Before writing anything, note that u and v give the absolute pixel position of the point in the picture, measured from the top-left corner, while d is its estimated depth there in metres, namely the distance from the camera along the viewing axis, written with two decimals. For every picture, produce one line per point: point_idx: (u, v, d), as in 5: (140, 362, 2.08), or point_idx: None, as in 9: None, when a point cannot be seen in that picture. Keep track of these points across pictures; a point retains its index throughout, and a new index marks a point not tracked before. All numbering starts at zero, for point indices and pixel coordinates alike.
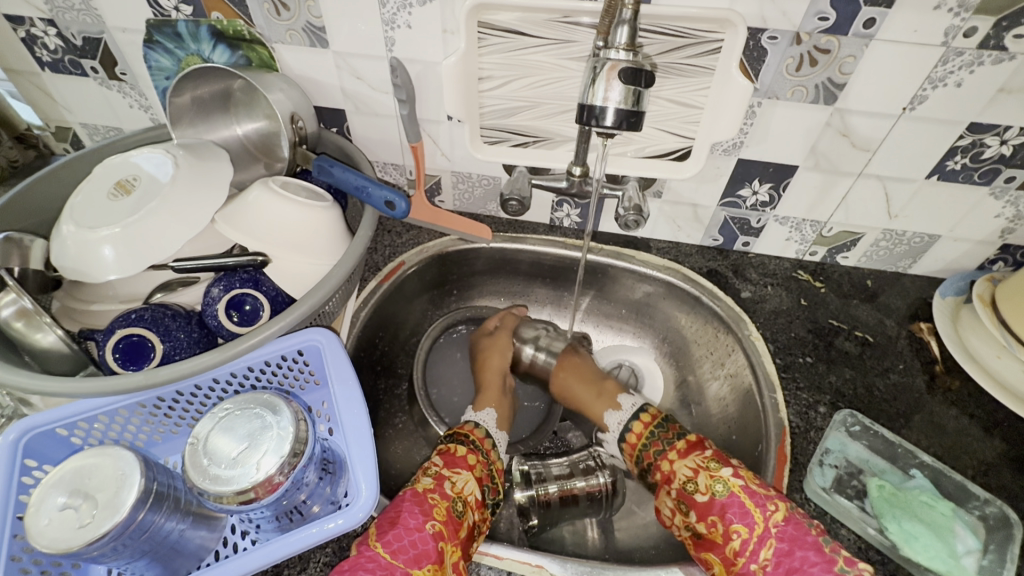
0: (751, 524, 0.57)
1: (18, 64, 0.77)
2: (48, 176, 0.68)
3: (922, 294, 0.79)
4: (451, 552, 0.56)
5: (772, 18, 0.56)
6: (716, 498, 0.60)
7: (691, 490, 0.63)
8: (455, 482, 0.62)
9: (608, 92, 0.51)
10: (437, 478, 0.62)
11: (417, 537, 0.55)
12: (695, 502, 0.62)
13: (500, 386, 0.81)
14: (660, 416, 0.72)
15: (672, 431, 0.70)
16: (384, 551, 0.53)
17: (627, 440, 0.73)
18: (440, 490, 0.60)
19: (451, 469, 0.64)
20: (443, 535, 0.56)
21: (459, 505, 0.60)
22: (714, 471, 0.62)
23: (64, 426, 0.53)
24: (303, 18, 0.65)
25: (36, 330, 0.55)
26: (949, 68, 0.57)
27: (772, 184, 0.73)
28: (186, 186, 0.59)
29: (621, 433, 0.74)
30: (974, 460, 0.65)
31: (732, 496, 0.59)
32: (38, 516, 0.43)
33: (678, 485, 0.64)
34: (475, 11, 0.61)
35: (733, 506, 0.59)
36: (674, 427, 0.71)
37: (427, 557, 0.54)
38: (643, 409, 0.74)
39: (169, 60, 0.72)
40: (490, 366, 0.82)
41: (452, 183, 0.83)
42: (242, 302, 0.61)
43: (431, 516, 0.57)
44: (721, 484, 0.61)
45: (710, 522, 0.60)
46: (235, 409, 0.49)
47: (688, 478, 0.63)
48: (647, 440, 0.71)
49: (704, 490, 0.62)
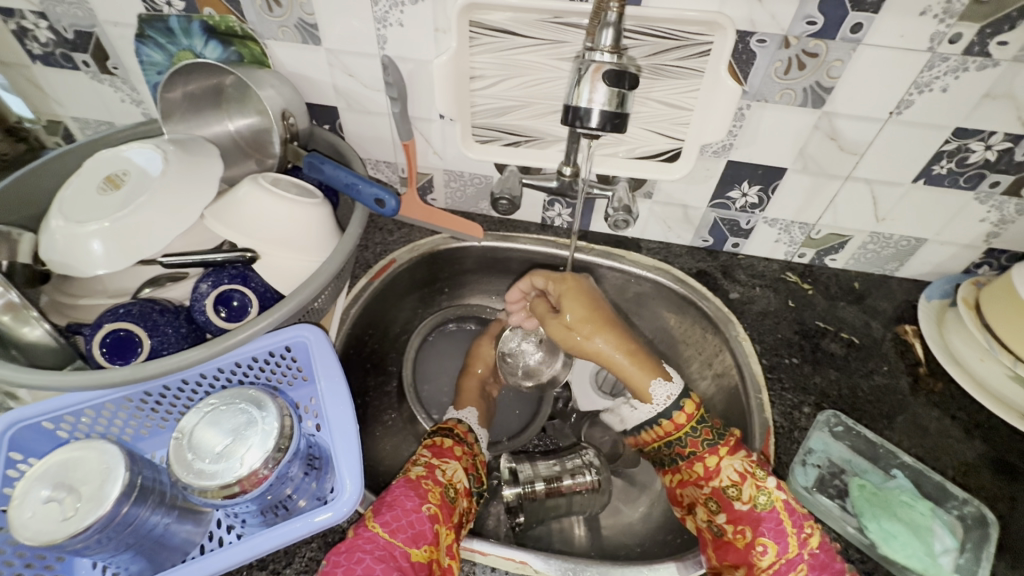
0: (783, 544, 0.56)
1: (9, 57, 0.76)
2: (37, 169, 0.68)
3: (908, 297, 0.80)
4: (445, 535, 0.57)
5: (760, 21, 0.57)
6: (756, 510, 0.58)
7: (732, 495, 0.59)
8: (445, 470, 0.63)
9: (593, 93, 0.51)
10: (428, 467, 0.62)
11: (415, 518, 0.55)
12: (732, 508, 0.59)
13: (479, 390, 0.83)
14: (701, 412, 0.63)
15: (716, 426, 0.64)
16: (383, 531, 0.54)
17: (653, 430, 0.65)
18: (433, 477, 0.61)
19: (440, 459, 0.64)
20: (438, 518, 0.57)
21: (451, 491, 0.61)
22: (760, 482, 0.58)
23: (50, 420, 0.53)
24: (295, 14, 0.65)
25: (24, 324, 0.54)
26: (935, 73, 0.58)
27: (761, 185, 0.73)
28: (174, 181, 0.59)
29: (636, 428, 0.67)
30: (955, 461, 0.66)
31: (772, 512, 0.57)
32: (22, 508, 0.43)
33: (718, 484, 0.60)
34: (467, 10, 0.61)
35: (771, 521, 0.57)
36: (718, 422, 0.64)
37: (424, 537, 0.54)
38: (687, 395, 0.64)
39: (161, 54, 0.72)
40: (474, 369, 0.85)
41: (444, 181, 0.83)
42: (230, 298, 0.61)
43: (427, 499, 0.57)
44: (766, 496, 0.58)
45: (738, 528, 0.58)
46: (221, 404, 0.49)
47: (732, 482, 0.60)
48: (686, 434, 0.63)
49: (745, 499, 0.58)
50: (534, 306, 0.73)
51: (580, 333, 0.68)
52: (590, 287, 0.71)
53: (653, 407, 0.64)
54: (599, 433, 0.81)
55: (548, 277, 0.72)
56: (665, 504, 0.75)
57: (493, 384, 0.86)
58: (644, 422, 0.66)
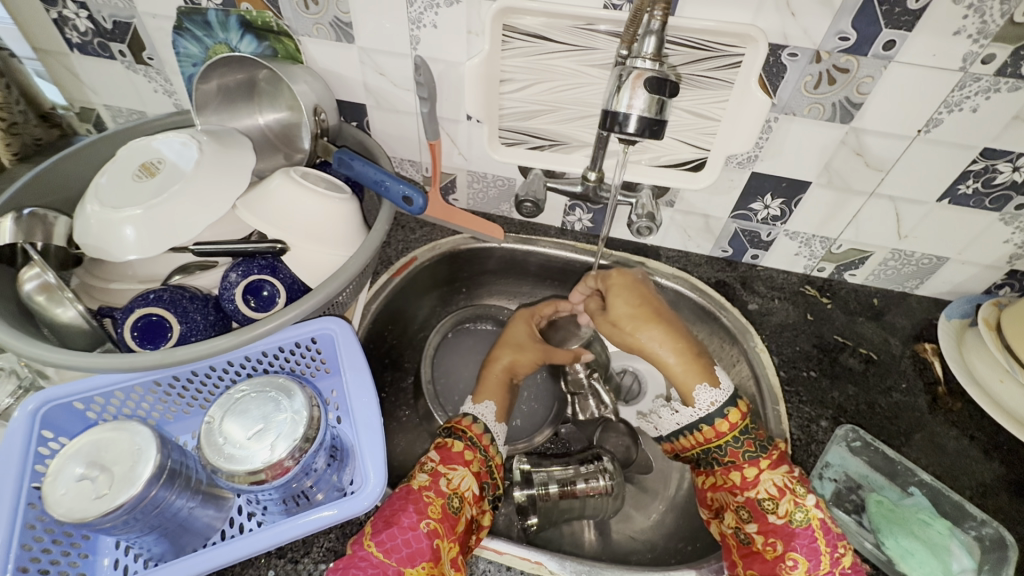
0: (815, 562, 0.56)
1: (48, 44, 0.78)
2: (72, 155, 0.70)
3: (928, 315, 0.80)
4: (448, 548, 0.55)
5: (793, 35, 0.57)
6: (792, 526, 0.57)
7: (767, 508, 0.58)
8: (451, 479, 0.59)
9: (633, 99, 0.52)
10: (433, 475, 0.59)
11: (411, 536, 0.54)
12: (765, 520, 0.58)
13: (505, 380, 0.75)
14: (746, 420, 0.61)
15: (761, 436, 0.61)
16: (377, 551, 0.52)
17: (690, 436, 0.63)
18: (435, 487, 0.58)
19: (447, 466, 0.60)
20: (438, 534, 0.54)
21: (455, 501, 0.58)
22: (800, 498, 0.57)
23: (82, 400, 0.54)
24: (331, 12, 0.66)
25: (57, 305, 0.55)
26: (966, 93, 0.58)
27: (784, 199, 0.74)
28: (209, 170, 0.60)
29: (672, 433, 0.65)
30: (974, 482, 0.66)
31: (808, 529, 0.56)
32: (55, 485, 0.44)
33: (754, 495, 0.59)
34: (501, 14, 0.62)
35: (805, 538, 0.56)
36: (762, 432, 0.62)
37: (421, 556, 0.53)
38: (734, 402, 0.62)
39: (197, 47, 0.74)
40: (498, 359, 0.76)
41: (467, 182, 0.84)
42: (260, 287, 0.62)
43: (425, 515, 0.55)
44: (802, 513, 0.57)
45: (768, 540, 0.57)
46: (251, 392, 0.50)
47: (768, 495, 0.58)
48: (726, 444, 0.61)
49: (781, 513, 0.57)
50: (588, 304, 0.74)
51: (625, 326, 0.67)
52: (638, 281, 0.70)
53: (695, 410, 0.62)
54: (613, 437, 0.81)
55: (596, 275, 0.73)
56: (678, 512, 0.75)
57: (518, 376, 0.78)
58: (682, 427, 0.64)
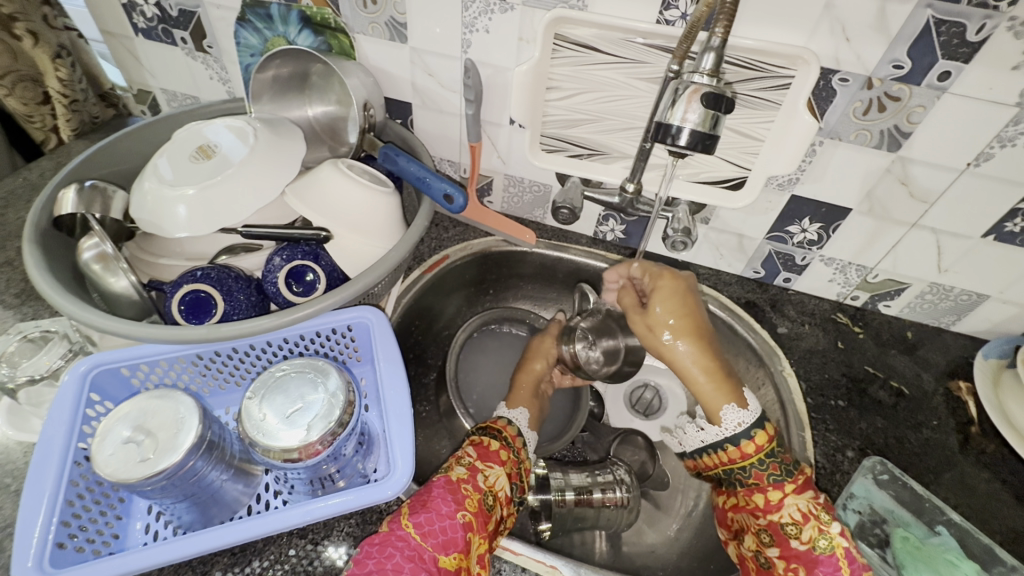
0: None
1: (115, 28, 0.82)
2: (131, 133, 0.73)
3: (963, 353, 0.78)
4: (477, 544, 0.55)
5: (846, 60, 0.57)
6: (815, 552, 0.56)
7: (789, 532, 0.57)
8: (487, 476, 0.60)
9: (687, 113, 0.52)
10: (471, 469, 0.60)
11: (448, 524, 0.53)
12: (787, 545, 0.57)
13: (534, 386, 0.79)
14: (771, 444, 0.60)
15: (787, 460, 0.60)
16: (415, 533, 0.52)
17: (714, 455, 0.63)
18: (473, 481, 0.58)
19: (483, 462, 0.61)
20: (472, 527, 0.54)
21: (489, 498, 0.58)
22: (824, 524, 0.56)
23: (128, 366, 0.56)
24: (387, 12, 0.68)
25: (112, 274, 0.58)
26: (1020, 129, 0.57)
27: (822, 224, 0.73)
28: (265, 158, 0.62)
29: (696, 450, 0.65)
30: (1003, 526, 0.64)
31: (831, 557, 0.55)
32: (103, 445, 0.46)
33: (776, 518, 0.58)
34: (553, 23, 0.63)
35: (828, 566, 0.55)
36: (787, 457, 0.61)
37: (454, 545, 0.52)
38: (761, 424, 0.61)
39: (256, 38, 0.76)
40: (533, 365, 0.81)
41: (503, 185, 0.85)
42: (303, 273, 0.63)
43: (463, 506, 0.55)
44: (827, 540, 0.56)
45: (790, 566, 0.56)
46: (291, 370, 0.51)
47: (792, 520, 0.57)
48: (751, 466, 0.60)
49: (805, 539, 0.56)
50: (624, 295, 0.71)
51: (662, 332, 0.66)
52: (687, 287, 0.68)
53: (722, 429, 0.62)
54: (630, 451, 0.80)
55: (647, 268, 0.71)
56: (694, 530, 0.75)
57: (548, 382, 0.83)
58: (706, 445, 0.64)
